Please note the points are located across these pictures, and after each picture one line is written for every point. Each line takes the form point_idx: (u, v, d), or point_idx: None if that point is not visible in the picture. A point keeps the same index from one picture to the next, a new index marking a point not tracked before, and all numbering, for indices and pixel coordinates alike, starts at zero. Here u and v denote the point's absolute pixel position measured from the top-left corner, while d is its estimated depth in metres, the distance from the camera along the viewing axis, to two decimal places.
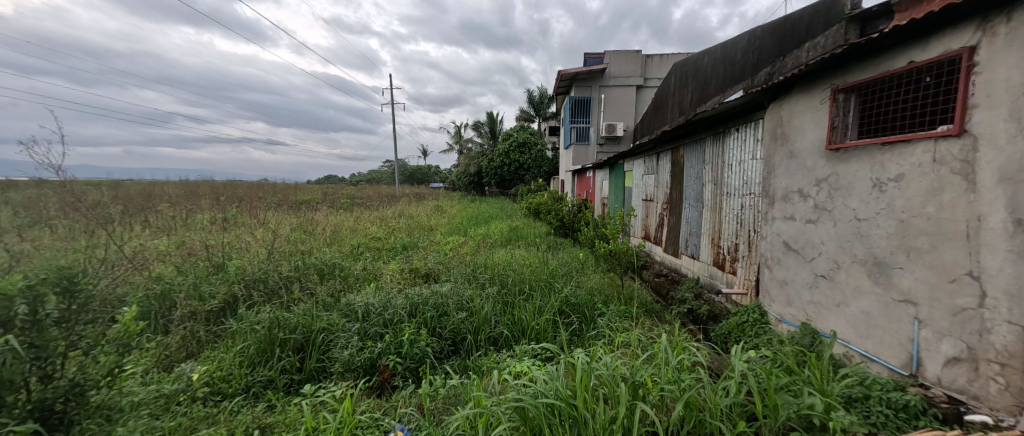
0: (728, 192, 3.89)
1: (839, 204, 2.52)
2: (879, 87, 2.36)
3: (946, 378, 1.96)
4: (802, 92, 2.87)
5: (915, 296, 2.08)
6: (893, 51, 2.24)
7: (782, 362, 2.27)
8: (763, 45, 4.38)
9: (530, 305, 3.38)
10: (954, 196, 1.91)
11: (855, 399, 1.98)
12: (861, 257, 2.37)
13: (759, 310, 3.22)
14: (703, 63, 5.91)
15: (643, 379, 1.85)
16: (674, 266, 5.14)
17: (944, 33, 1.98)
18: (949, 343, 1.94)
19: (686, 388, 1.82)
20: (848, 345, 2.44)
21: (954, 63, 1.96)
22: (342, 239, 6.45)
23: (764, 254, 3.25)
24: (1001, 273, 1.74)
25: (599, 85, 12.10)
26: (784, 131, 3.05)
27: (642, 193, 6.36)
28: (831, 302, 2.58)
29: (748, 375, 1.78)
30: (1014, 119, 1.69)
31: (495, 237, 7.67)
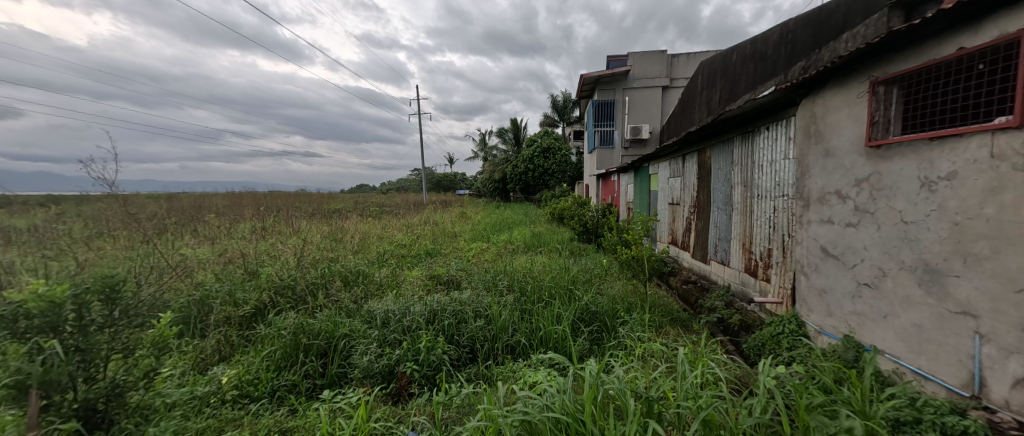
0: (759, 195, 3.68)
1: (882, 206, 2.31)
2: (924, 77, 2.16)
3: (1015, 401, 1.73)
4: (836, 87, 2.69)
5: (974, 307, 1.86)
6: (939, 37, 2.05)
7: (818, 380, 2.09)
8: (797, 38, 4.14)
9: (548, 313, 3.33)
10: (1017, 196, 1.69)
11: (903, 423, 1.79)
12: (909, 264, 2.15)
13: (795, 321, 3.01)
14: (732, 60, 5.66)
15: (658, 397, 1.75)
16: (703, 273, 4.91)
17: (999, 14, 1.79)
18: (1017, 361, 1.72)
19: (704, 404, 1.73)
20: (898, 361, 2.22)
21: (1011, 48, 1.76)
22: (368, 246, 6.65)
23: (800, 260, 3.04)
24: None
25: (623, 88, 11.89)
26: (818, 128, 2.86)
27: (668, 197, 6.16)
28: (876, 313, 2.36)
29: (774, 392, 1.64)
30: None
31: (518, 243, 7.64)
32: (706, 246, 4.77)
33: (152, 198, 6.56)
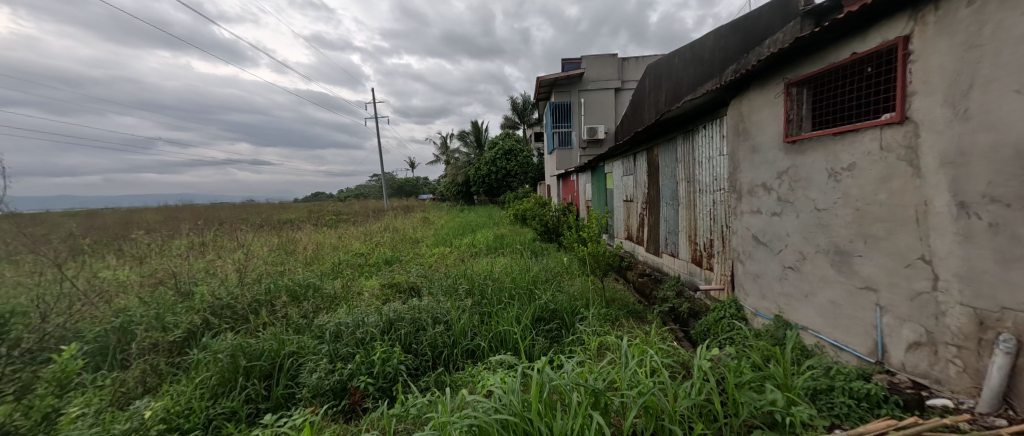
0: (700, 189, 3.92)
1: (800, 195, 2.55)
2: (827, 79, 2.42)
3: (909, 363, 1.97)
4: (758, 88, 2.94)
5: (875, 282, 2.10)
6: (836, 44, 2.30)
7: (749, 359, 2.31)
8: (729, 43, 4.46)
9: (507, 314, 3.37)
10: (903, 182, 1.94)
11: (819, 392, 2.01)
12: (824, 247, 2.39)
13: (735, 305, 3.24)
14: (675, 64, 5.99)
15: (604, 389, 1.86)
16: (656, 265, 5.17)
17: (880, 24, 2.04)
18: (909, 328, 1.96)
19: (645, 391, 1.88)
20: (819, 335, 2.46)
21: (892, 52, 2.02)
22: (323, 257, 6.39)
23: (737, 248, 3.27)
24: (951, 256, 1.77)
25: (578, 91, 12.24)
26: (745, 126, 3.10)
27: (622, 194, 6.41)
28: (800, 293, 2.59)
29: (710, 374, 1.92)
30: (949, 105, 1.75)
31: (480, 246, 7.64)
32: (658, 240, 5.01)
33: (66, 217, 5.90)
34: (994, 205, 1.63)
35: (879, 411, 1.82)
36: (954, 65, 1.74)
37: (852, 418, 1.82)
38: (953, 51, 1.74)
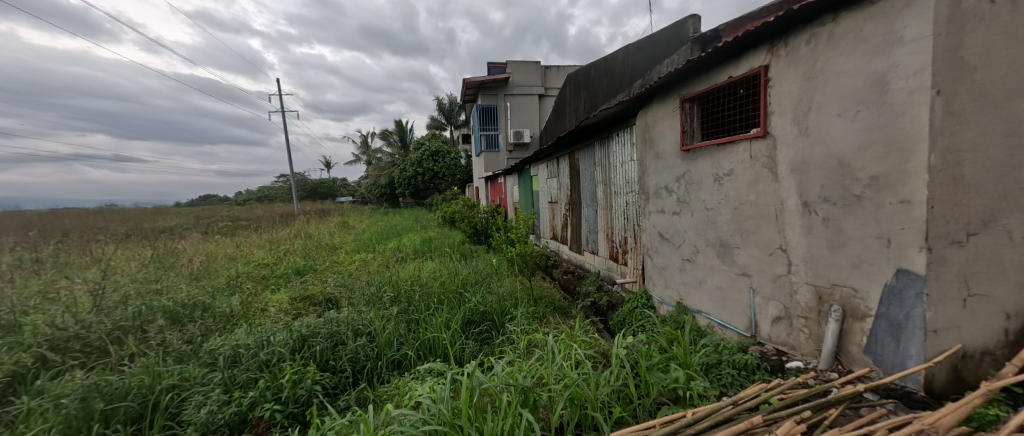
0: (615, 191, 4.28)
1: (694, 197, 3.03)
2: (712, 98, 2.90)
3: (774, 335, 2.49)
4: (659, 102, 3.38)
5: (749, 269, 2.63)
6: (718, 68, 2.78)
7: (657, 343, 2.68)
8: (635, 59, 4.96)
9: (436, 321, 3.33)
10: (766, 185, 2.47)
11: (712, 366, 2.39)
12: (712, 241, 2.90)
13: (646, 296, 3.61)
14: (591, 75, 6.47)
15: (533, 386, 1.98)
16: (579, 262, 5.51)
17: (748, 54, 2.56)
18: (774, 305, 2.49)
19: (571, 383, 2.03)
20: (710, 317, 2.96)
21: (757, 78, 2.53)
22: (217, 271, 5.62)
23: (646, 244, 3.65)
24: (799, 246, 2.32)
25: (504, 95, 12.50)
26: (650, 135, 3.51)
27: (546, 197, 6.71)
28: (695, 281, 3.06)
29: (625, 359, 2.15)
30: (795, 123, 2.29)
31: (405, 250, 7.38)
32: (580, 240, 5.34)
33: None
34: (825, 204, 2.17)
35: (754, 378, 2.24)
36: (798, 90, 2.27)
37: (733, 387, 2.19)
38: (797, 79, 2.27)
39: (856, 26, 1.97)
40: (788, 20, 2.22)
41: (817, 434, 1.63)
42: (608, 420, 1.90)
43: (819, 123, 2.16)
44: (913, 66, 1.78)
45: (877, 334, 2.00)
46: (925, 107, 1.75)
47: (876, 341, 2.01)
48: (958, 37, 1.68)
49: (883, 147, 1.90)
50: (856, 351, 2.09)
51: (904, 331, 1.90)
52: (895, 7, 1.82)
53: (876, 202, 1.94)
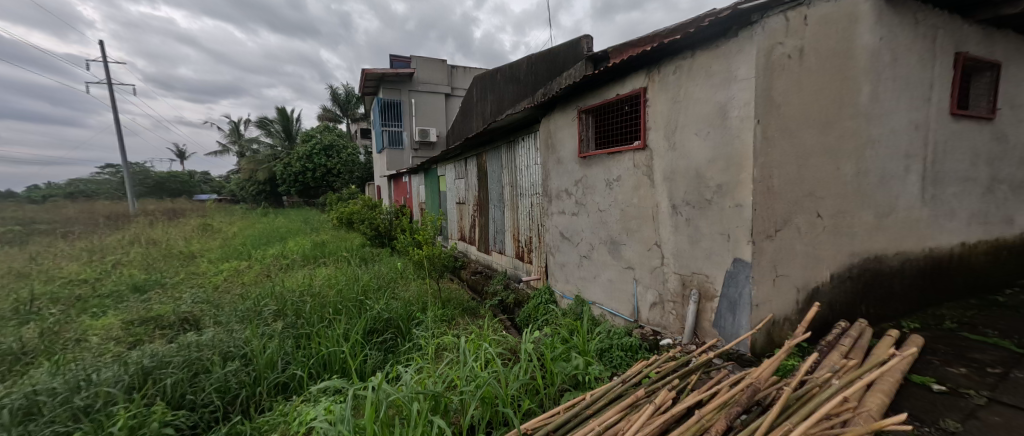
0: (520, 193, 4.53)
1: (590, 200, 3.48)
2: (603, 111, 3.39)
3: (652, 318, 3.02)
4: (559, 111, 3.73)
5: (633, 262, 3.13)
6: (607, 85, 3.26)
7: (559, 335, 2.99)
8: (537, 70, 5.31)
9: (332, 334, 3.13)
10: (646, 190, 2.99)
11: (605, 350, 2.82)
12: (604, 239, 3.37)
13: (549, 292, 3.94)
14: (497, 79, 6.68)
15: (443, 391, 2.01)
16: (486, 262, 5.65)
17: (631, 76, 3.07)
18: (651, 293, 3.01)
19: (483, 384, 2.10)
20: (603, 307, 3.42)
21: (637, 98, 3.05)
22: (9, 298, 4.30)
23: (549, 243, 3.99)
24: (668, 241, 2.86)
25: (408, 90, 12.03)
26: (552, 141, 3.85)
27: (455, 197, 6.70)
28: (591, 275, 3.50)
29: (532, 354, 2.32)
30: (664, 137, 2.83)
31: (293, 256, 6.62)
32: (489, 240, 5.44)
33: None
34: (687, 207, 2.70)
35: (637, 356, 2.73)
36: (667, 110, 2.79)
37: (621, 365, 2.63)
38: (666, 101, 2.79)
39: (706, 64, 2.50)
40: (660, 51, 2.71)
41: (684, 397, 1.99)
42: (518, 414, 2.03)
43: (683, 140, 2.69)
44: (743, 98, 2.30)
45: (722, 310, 2.53)
46: (747, 132, 2.29)
47: (721, 316, 2.53)
48: (769, 80, 2.28)
49: (725, 161, 2.43)
50: (706, 326, 2.64)
51: (739, 307, 2.41)
52: (732, 52, 2.35)
53: (721, 205, 2.46)
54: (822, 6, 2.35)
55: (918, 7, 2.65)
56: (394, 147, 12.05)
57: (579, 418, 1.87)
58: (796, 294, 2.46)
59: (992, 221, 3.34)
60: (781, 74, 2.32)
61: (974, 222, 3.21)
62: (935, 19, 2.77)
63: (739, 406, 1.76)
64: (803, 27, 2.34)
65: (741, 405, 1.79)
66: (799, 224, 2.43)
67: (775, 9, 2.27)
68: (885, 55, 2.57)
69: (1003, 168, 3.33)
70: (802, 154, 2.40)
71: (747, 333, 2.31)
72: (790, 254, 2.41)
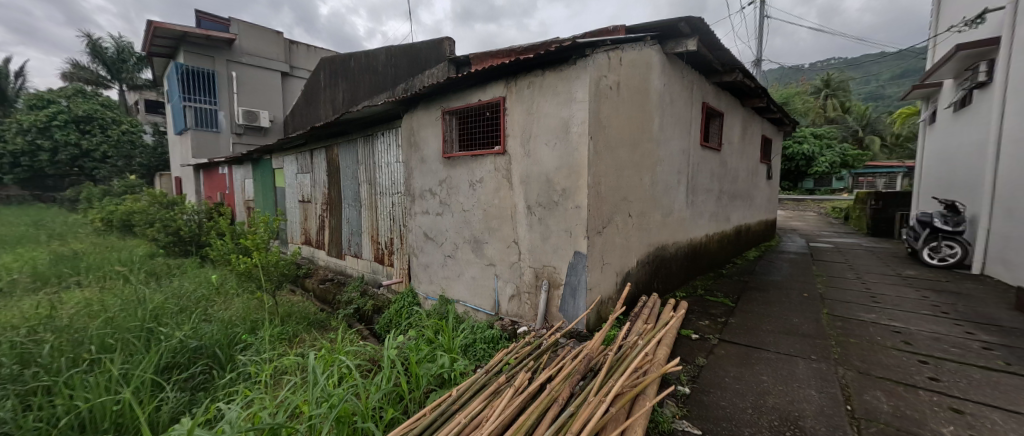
0: (380, 191, 4.30)
1: (453, 200, 3.62)
2: (465, 114, 3.57)
3: (510, 310, 3.34)
4: (422, 108, 3.75)
5: (493, 259, 3.40)
6: (469, 90, 3.48)
7: (424, 337, 3.00)
8: (397, 63, 5.05)
9: (99, 373, 2.36)
10: (506, 192, 3.29)
11: (469, 345, 2.97)
12: (467, 238, 3.57)
13: (411, 294, 3.97)
14: (350, 65, 6.00)
15: (286, 420, 1.75)
16: (339, 268, 5.12)
17: (491, 85, 3.36)
18: (510, 286, 3.32)
19: (339, 401, 1.95)
20: (466, 303, 3.63)
21: (497, 105, 3.36)
22: None
23: (412, 244, 4.02)
24: (524, 238, 3.21)
25: (225, 60, 9.89)
26: (414, 139, 3.86)
27: (295, 194, 5.77)
28: (454, 274, 3.67)
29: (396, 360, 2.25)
30: (520, 144, 3.19)
31: (25, 272, 4.64)
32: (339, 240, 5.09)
33: None
34: (539, 207, 3.11)
35: (498, 346, 2.97)
36: (522, 120, 3.18)
37: (485, 357, 2.82)
38: (521, 112, 3.18)
39: (553, 84, 2.97)
40: (517, 66, 3.06)
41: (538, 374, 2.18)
42: (379, 425, 1.94)
43: (536, 149, 3.10)
44: (580, 116, 2.81)
45: (566, 296, 3.00)
46: (582, 143, 2.81)
47: (566, 301, 3.00)
48: (597, 104, 2.82)
49: (568, 168, 2.91)
50: (554, 311, 3.09)
51: (578, 292, 2.90)
52: (571, 77, 2.86)
53: (565, 206, 2.94)
54: (630, 52, 3.04)
55: (682, 65, 3.71)
56: (202, 129, 9.71)
57: (445, 416, 1.81)
58: (615, 277, 3.13)
59: (718, 220, 5.00)
60: (605, 100, 2.89)
61: (710, 221, 4.74)
62: (692, 77, 3.93)
63: (580, 374, 2.03)
64: (618, 66, 2.98)
65: (580, 373, 2.05)
66: (617, 222, 3.10)
67: (601, 48, 2.82)
68: (666, 97, 3.50)
69: (724, 185, 5.04)
70: (618, 166, 3.07)
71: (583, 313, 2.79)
72: (612, 245, 3.06)
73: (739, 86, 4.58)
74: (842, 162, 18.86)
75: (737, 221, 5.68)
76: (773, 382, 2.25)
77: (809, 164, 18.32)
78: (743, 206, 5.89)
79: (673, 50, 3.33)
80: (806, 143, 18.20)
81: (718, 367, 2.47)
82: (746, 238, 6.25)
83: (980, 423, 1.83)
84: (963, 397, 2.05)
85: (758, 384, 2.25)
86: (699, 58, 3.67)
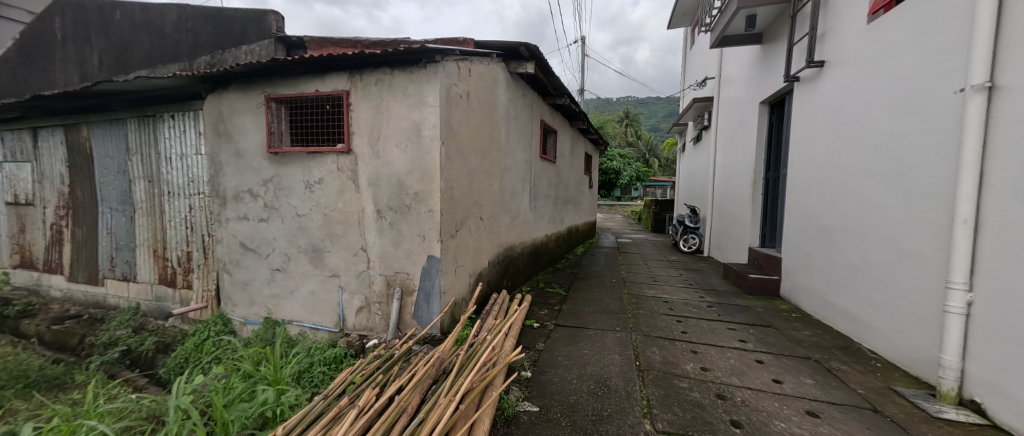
0: (169, 192, 3.76)
1: (283, 203, 3.19)
2: (298, 104, 3.16)
3: (358, 324, 3.09)
4: (239, 93, 3.22)
5: (337, 270, 3.10)
6: (304, 78, 3.07)
7: (240, 370, 2.46)
8: (197, 29, 3.96)
9: None
10: (351, 195, 3.02)
11: (304, 372, 2.55)
12: (303, 247, 3.17)
13: (221, 320, 3.47)
14: (113, 19, 4.33)
15: None
16: (90, 300, 4.23)
17: (331, 75, 3.02)
18: (358, 298, 3.07)
19: None
20: (301, 323, 3.23)
21: (339, 99, 3.04)
22: None
23: (222, 258, 3.45)
24: (373, 245, 3.01)
25: None
26: (226, 128, 3.30)
27: (4, 194, 4.52)
28: (286, 290, 3.25)
29: (189, 410, 1.75)
30: (368, 144, 2.97)
31: None
32: (115, 260, 4.07)
33: None
34: (390, 211, 2.95)
35: (342, 366, 2.65)
36: (369, 118, 2.96)
37: (323, 381, 2.46)
38: (368, 109, 2.95)
39: (403, 85, 2.87)
40: (361, 59, 2.84)
41: (386, 387, 1.98)
42: None
43: (385, 150, 2.93)
44: (431, 120, 2.81)
45: (419, 301, 2.92)
46: (432, 148, 2.82)
47: (419, 307, 2.93)
48: (447, 111, 2.86)
49: (420, 172, 2.86)
50: (407, 319, 2.97)
51: (432, 296, 2.87)
52: (422, 81, 2.82)
53: (418, 210, 2.88)
54: (478, 66, 3.19)
55: (524, 85, 4.14)
56: None
57: None
58: (468, 278, 3.23)
59: (555, 222, 5.79)
60: (456, 107, 2.95)
61: (549, 223, 5.45)
62: (532, 96, 4.43)
63: (430, 377, 1.94)
64: (468, 77, 3.08)
65: (431, 377, 1.96)
66: (470, 225, 3.22)
67: (450, 57, 2.87)
68: (511, 111, 3.82)
69: (559, 192, 5.88)
70: (469, 172, 3.18)
71: (437, 317, 2.77)
72: (465, 248, 3.15)
73: (568, 109, 5.43)
74: (637, 177, 24.49)
75: (569, 223, 6.72)
76: (590, 354, 2.73)
77: (617, 177, 23.16)
78: (574, 209, 7.01)
79: (516, 70, 3.68)
80: (615, 161, 22.93)
81: (552, 349, 2.84)
82: (576, 237, 7.46)
83: (707, 359, 2.65)
84: (700, 342, 2.93)
85: (580, 357, 2.68)
86: (537, 80, 4.17)
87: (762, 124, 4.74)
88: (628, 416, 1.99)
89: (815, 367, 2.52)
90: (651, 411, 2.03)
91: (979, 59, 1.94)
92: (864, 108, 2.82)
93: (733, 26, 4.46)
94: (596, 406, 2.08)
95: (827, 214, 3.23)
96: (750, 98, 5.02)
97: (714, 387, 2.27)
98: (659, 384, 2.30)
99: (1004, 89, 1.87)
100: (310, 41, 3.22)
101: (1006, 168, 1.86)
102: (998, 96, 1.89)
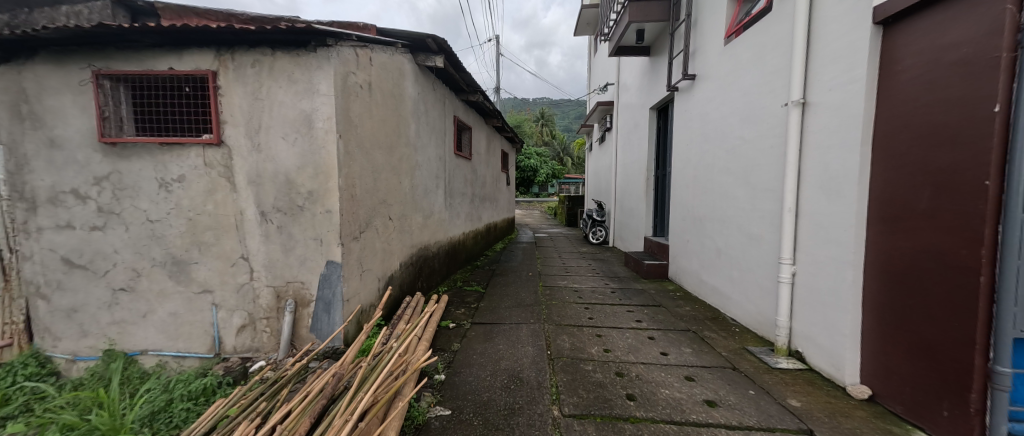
0: None
1: (127, 206, 2.59)
2: (145, 84, 2.60)
3: (239, 344, 2.67)
4: (55, 65, 2.53)
5: (208, 284, 2.63)
6: (154, 53, 2.53)
7: (59, 421, 1.92)
8: None
9: None
10: (223, 196, 2.59)
11: (158, 412, 2.09)
12: (159, 260, 2.62)
13: (38, 359, 2.71)
14: None
15: None
16: None
17: (193, 51, 2.54)
18: (238, 316, 2.66)
19: None
20: (159, 352, 2.68)
21: (203, 81, 2.57)
22: None
23: (33, 280, 2.67)
24: (257, 252, 2.62)
25: None
26: (33, 109, 2.56)
27: None
28: (137, 314, 2.65)
29: None
30: (246, 136, 2.57)
31: None
32: None
33: None
34: (277, 214, 2.60)
35: (214, 398, 2.25)
36: (245, 105, 2.55)
37: (187, 420, 2.05)
38: (244, 95, 2.55)
39: (288, 70, 2.54)
40: (233, 36, 2.44)
41: (273, 413, 1.74)
42: None
43: (267, 143, 2.57)
44: (324, 111, 2.54)
45: (318, 312, 2.64)
46: (327, 142, 2.55)
47: (318, 318, 2.64)
48: (345, 102, 2.62)
49: (313, 168, 2.57)
50: (303, 333, 2.66)
51: (332, 305, 2.61)
52: (311, 66, 2.53)
53: (313, 211, 2.59)
54: (381, 55, 2.98)
55: (434, 80, 4.02)
56: None
57: None
58: (376, 283, 3.02)
59: (472, 219, 5.77)
60: (355, 98, 2.72)
61: (465, 221, 5.40)
62: (444, 91, 4.32)
63: (326, 396, 1.76)
64: (369, 66, 2.86)
65: (327, 395, 1.78)
66: (376, 226, 3.01)
67: (346, 43, 2.64)
68: (420, 105, 3.67)
69: (475, 190, 5.87)
70: (374, 168, 2.96)
71: (339, 328, 2.53)
72: (371, 251, 2.93)
73: (481, 107, 5.44)
74: (552, 175, 25.82)
75: (487, 220, 6.77)
76: (505, 349, 2.77)
77: (533, 176, 24.07)
78: (491, 207, 7.06)
79: (425, 64, 3.54)
80: (531, 160, 23.83)
81: (467, 348, 2.81)
82: (494, 233, 7.51)
83: (609, 340, 2.89)
84: (603, 326, 3.19)
85: (494, 353, 2.70)
86: (448, 76, 4.07)
87: (652, 128, 5.34)
88: (537, 406, 2.06)
89: (692, 338, 2.92)
90: (558, 396, 2.15)
91: (796, 80, 2.44)
92: (722, 116, 3.36)
93: (626, 38, 4.94)
94: (509, 399, 2.12)
95: (700, 206, 3.77)
96: (642, 104, 5.62)
97: (613, 366, 2.49)
98: (567, 370, 2.44)
99: (812, 105, 2.38)
100: (163, 9, 2.66)
101: (813, 167, 2.37)
102: (808, 110, 2.41)
